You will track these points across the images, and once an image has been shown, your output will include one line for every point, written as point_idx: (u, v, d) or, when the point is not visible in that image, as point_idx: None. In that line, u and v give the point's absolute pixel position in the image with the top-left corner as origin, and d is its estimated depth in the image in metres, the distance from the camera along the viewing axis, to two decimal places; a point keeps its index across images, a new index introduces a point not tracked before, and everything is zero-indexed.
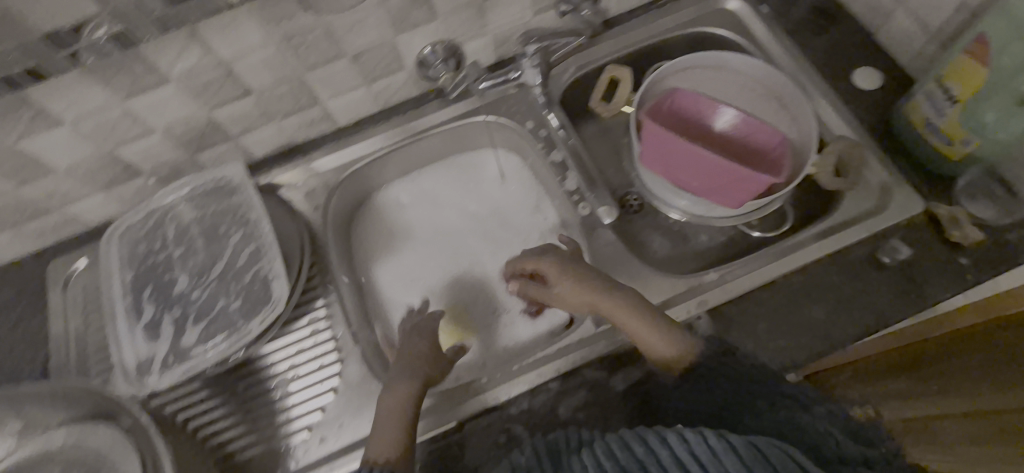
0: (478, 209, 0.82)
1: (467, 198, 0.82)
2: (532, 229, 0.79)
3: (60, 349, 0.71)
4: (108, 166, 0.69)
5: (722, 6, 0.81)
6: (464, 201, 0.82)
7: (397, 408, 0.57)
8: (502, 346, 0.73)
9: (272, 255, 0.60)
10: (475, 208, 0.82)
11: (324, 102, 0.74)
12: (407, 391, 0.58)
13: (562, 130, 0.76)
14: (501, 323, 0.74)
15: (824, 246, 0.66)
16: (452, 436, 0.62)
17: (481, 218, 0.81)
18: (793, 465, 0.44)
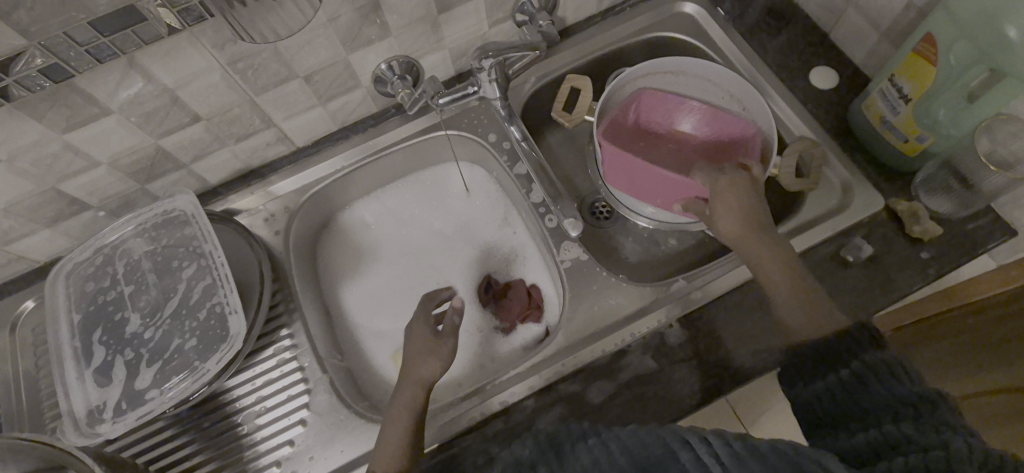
0: (445, 225, 0.80)
1: (433, 214, 0.81)
2: (502, 243, 0.78)
3: (9, 396, 0.67)
4: (51, 202, 0.65)
5: (678, 11, 0.81)
6: (430, 218, 0.81)
7: (399, 419, 0.56)
8: (476, 364, 0.71)
9: (228, 289, 0.58)
10: (441, 225, 0.80)
11: (279, 124, 0.72)
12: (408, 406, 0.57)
13: (524, 142, 0.74)
14: (474, 341, 0.73)
15: (791, 247, 0.67)
16: (440, 455, 0.60)
17: (448, 235, 0.80)
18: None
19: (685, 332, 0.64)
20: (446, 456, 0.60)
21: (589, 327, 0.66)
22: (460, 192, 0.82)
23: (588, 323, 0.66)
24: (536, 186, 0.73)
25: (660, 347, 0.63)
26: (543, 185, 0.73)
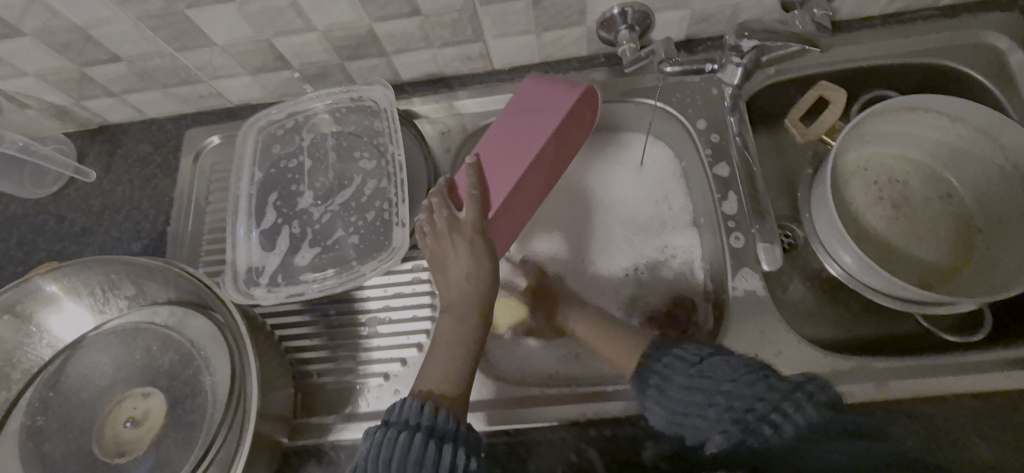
0: (602, 194, 0.72)
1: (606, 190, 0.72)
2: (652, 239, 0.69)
3: (179, 215, 0.72)
4: (262, 52, 0.66)
5: (985, 42, 0.64)
6: (592, 182, 0.72)
7: (452, 348, 0.50)
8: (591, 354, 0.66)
9: (400, 199, 0.55)
10: (602, 193, 0.72)
11: (487, 40, 0.67)
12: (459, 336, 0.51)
13: (739, 136, 0.64)
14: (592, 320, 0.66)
15: (1016, 379, 0.52)
16: (525, 436, 0.57)
17: (605, 206, 0.71)
18: None
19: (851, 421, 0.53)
20: (535, 440, 0.57)
21: None
22: (636, 172, 0.72)
23: None
24: (734, 194, 0.63)
25: None
26: (741, 195, 0.63)
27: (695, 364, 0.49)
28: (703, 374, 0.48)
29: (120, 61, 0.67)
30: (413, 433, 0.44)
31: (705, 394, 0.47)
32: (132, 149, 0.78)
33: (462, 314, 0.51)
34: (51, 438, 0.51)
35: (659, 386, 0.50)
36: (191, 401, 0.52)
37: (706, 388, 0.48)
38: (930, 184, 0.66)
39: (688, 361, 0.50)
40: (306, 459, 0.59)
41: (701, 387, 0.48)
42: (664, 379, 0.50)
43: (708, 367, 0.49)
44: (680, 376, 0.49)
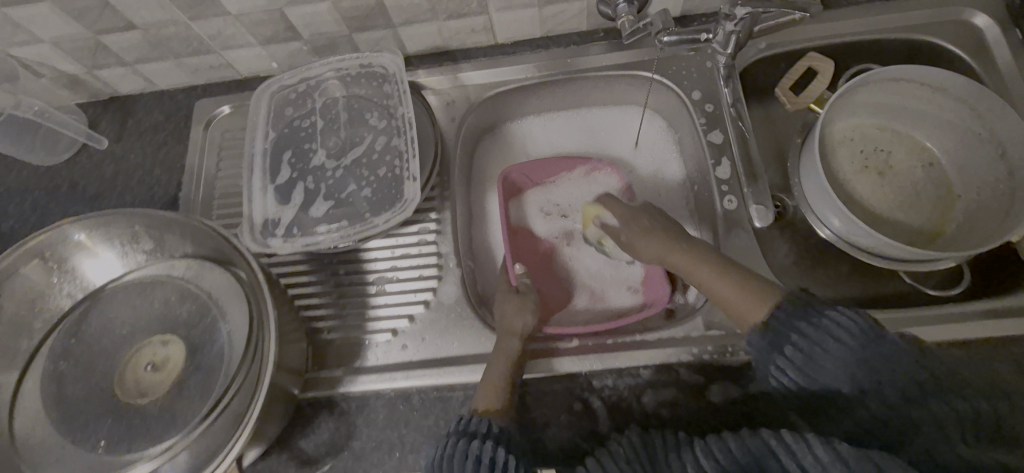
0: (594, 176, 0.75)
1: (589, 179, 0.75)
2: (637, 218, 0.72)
3: (192, 182, 0.74)
4: (275, 21, 0.69)
5: (962, 18, 0.68)
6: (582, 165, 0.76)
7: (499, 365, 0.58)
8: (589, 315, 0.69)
9: (411, 154, 0.58)
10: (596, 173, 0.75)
11: (492, 13, 0.70)
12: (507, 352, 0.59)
13: (733, 107, 0.68)
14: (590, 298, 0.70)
15: (997, 329, 0.56)
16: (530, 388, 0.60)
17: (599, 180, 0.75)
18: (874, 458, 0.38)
19: None
20: (540, 391, 0.59)
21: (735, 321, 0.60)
22: (624, 158, 0.76)
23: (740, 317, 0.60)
24: (727, 160, 0.66)
25: None
26: (735, 161, 0.66)
27: (861, 336, 0.45)
28: (867, 350, 0.45)
29: (135, 30, 0.69)
30: (470, 438, 0.51)
31: (860, 369, 0.45)
32: (143, 119, 0.80)
33: (503, 339, 0.60)
34: (74, 382, 0.53)
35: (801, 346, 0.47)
36: (210, 347, 0.55)
37: (863, 362, 0.45)
38: (914, 154, 0.69)
39: (852, 331, 0.46)
40: (318, 409, 0.62)
41: (857, 360, 0.45)
42: (817, 340, 0.47)
43: (876, 343, 0.45)
44: (831, 342, 0.46)
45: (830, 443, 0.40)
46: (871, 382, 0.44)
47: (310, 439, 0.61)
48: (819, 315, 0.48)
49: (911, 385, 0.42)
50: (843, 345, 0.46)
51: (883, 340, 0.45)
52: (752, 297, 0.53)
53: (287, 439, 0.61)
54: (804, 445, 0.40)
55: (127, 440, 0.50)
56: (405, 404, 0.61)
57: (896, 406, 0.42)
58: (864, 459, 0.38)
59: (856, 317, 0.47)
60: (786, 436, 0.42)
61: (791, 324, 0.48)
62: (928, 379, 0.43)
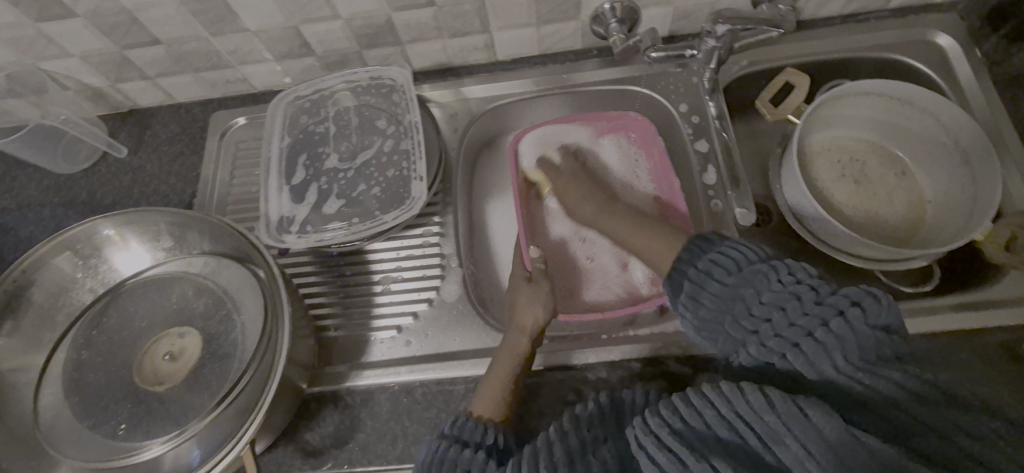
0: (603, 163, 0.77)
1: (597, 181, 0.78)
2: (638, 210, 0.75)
3: (207, 189, 0.78)
4: (291, 38, 0.74)
5: (928, 39, 0.74)
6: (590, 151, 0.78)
7: (504, 364, 0.59)
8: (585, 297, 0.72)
9: (418, 157, 0.64)
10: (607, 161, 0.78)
11: (493, 32, 0.75)
12: (514, 346, 0.60)
13: (718, 120, 0.73)
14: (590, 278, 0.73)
15: (967, 320, 0.60)
16: (527, 379, 0.62)
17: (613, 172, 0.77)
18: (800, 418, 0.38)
19: None
20: (538, 381, 0.62)
21: None
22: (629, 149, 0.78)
23: None
24: (712, 167, 0.71)
25: None
26: (720, 168, 0.71)
27: (736, 274, 0.49)
28: (743, 285, 0.48)
29: (160, 45, 0.73)
30: (463, 447, 0.51)
31: (739, 305, 0.48)
32: (160, 131, 0.84)
33: (512, 338, 0.61)
34: (94, 370, 0.56)
35: (692, 294, 0.51)
36: (225, 337, 0.58)
37: (740, 299, 0.48)
38: (887, 164, 0.73)
39: (728, 270, 0.50)
40: (324, 403, 0.64)
41: (734, 297, 0.48)
42: (700, 283, 0.51)
43: (750, 279, 0.48)
44: (711, 285, 0.50)
45: (763, 390, 0.41)
46: (749, 318, 0.46)
47: (315, 432, 0.63)
48: (704, 258, 0.52)
49: (783, 315, 0.44)
50: (723, 288, 0.49)
51: (756, 274, 0.48)
52: (666, 244, 0.61)
53: (293, 432, 0.63)
54: (739, 392, 0.41)
55: (146, 424, 0.53)
56: (407, 397, 0.63)
57: (773, 345, 0.44)
58: (791, 404, 0.39)
59: (740, 254, 0.50)
60: (722, 386, 0.43)
61: (684, 271, 0.53)
62: (800, 305, 0.44)
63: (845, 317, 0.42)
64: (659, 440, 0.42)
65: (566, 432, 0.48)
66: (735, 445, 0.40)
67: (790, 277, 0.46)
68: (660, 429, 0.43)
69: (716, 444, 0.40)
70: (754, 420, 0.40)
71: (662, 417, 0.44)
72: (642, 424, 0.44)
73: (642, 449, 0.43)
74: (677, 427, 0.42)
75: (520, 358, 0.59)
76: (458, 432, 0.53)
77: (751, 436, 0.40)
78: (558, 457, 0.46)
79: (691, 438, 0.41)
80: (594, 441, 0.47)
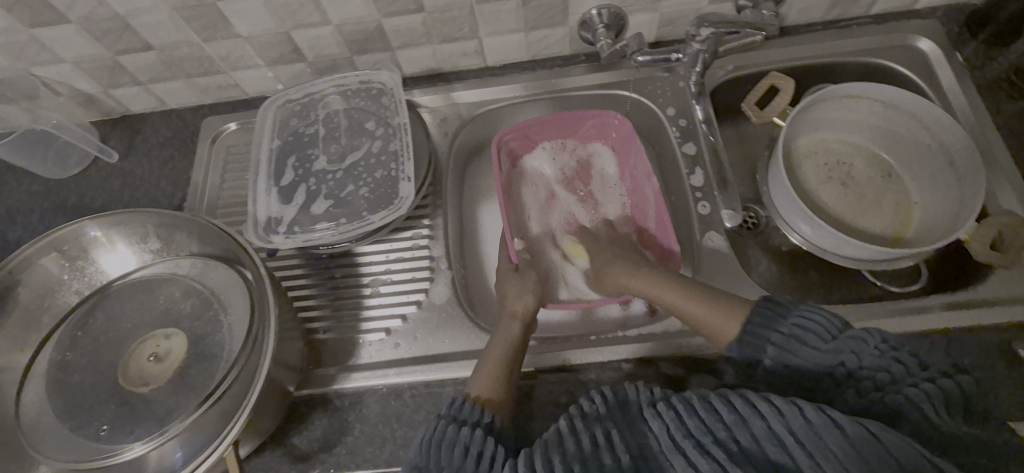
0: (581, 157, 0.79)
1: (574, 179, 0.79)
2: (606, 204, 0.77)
3: (196, 192, 0.78)
4: (282, 43, 0.74)
5: (910, 44, 0.75)
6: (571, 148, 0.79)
7: (498, 351, 0.58)
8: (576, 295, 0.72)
9: (406, 158, 0.65)
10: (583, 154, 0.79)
11: (482, 38, 0.76)
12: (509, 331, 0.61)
13: (705, 124, 0.74)
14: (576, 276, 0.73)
15: (955, 318, 0.59)
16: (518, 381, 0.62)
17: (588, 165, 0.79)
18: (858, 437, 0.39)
19: None
20: (530, 383, 0.62)
21: None
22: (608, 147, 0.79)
23: None
24: (700, 169, 0.72)
25: None
26: (707, 171, 0.71)
27: (829, 337, 0.48)
28: (840, 352, 0.47)
29: (151, 50, 0.74)
30: (460, 426, 0.51)
31: (834, 372, 0.47)
32: (151, 135, 0.85)
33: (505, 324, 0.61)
34: (78, 371, 0.56)
35: (779, 350, 0.50)
36: (212, 338, 0.57)
37: (840, 364, 0.47)
38: (873, 167, 0.74)
39: (821, 332, 0.48)
40: (312, 406, 0.63)
41: (832, 363, 0.47)
42: (790, 345, 0.49)
43: (846, 344, 0.47)
44: (804, 350, 0.48)
45: (822, 409, 0.42)
46: (849, 383, 0.46)
47: (304, 435, 0.62)
48: (784, 321, 0.50)
49: (886, 376, 0.44)
50: (815, 351, 0.48)
51: (852, 340, 0.47)
52: (727, 309, 0.55)
53: (281, 436, 0.62)
54: (795, 409, 0.43)
55: (130, 425, 0.52)
56: (396, 400, 0.63)
57: (874, 397, 0.44)
58: (859, 427, 0.40)
59: (827, 320, 0.48)
60: (777, 401, 0.43)
61: (763, 334, 0.51)
62: (904, 369, 0.44)
63: (937, 384, 0.43)
64: (700, 446, 0.44)
65: (577, 429, 0.49)
66: (780, 457, 0.41)
67: (885, 344, 0.46)
68: (703, 436, 0.44)
69: (761, 458, 0.42)
70: (804, 434, 0.41)
71: (703, 420, 0.45)
72: (679, 425, 0.46)
73: (677, 451, 0.45)
74: (721, 436, 0.44)
75: (515, 343, 0.59)
76: (458, 413, 0.52)
77: (799, 452, 0.41)
78: (570, 453, 0.47)
79: (734, 447, 0.43)
80: (607, 435, 0.48)
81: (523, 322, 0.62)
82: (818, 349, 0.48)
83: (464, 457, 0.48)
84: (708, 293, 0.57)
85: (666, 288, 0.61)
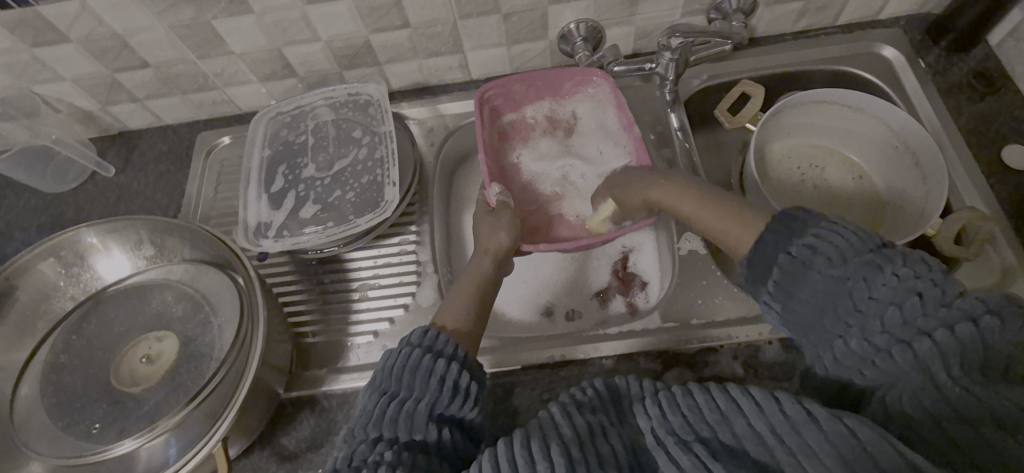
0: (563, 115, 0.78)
1: (568, 133, 0.78)
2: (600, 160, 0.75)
3: (191, 204, 0.81)
4: (274, 59, 0.77)
5: (875, 52, 0.78)
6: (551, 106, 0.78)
7: (467, 293, 0.59)
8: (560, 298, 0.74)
9: (391, 164, 0.68)
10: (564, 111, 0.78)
11: (466, 52, 0.79)
12: (481, 273, 0.61)
13: (680, 131, 0.76)
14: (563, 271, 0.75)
15: None
16: (503, 379, 0.64)
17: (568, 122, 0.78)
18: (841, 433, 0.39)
19: (784, 352, 0.62)
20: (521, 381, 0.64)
21: (685, 315, 0.66)
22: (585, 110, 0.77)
23: (688, 312, 0.67)
24: (677, 173, 0.75)
25: (751, 359, 0.62)
26: (684, 174, 0.74)
27: (840, 263, 0.42)
28: (851, 278, 0.41)
29: (148, 68, 0.77)
30: (436, 356, 0.48)
31: (843, 301, 0.41)
32: (147, 150, 0.87)
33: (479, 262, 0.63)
34: (72, 373, 0.57)
35: (781, 280, 0.44)
36: (202, 340, 0.59)
37: (846, 294, 0.41)
38: (844, 169, 0.77)
39: (834, 257, 0.42)
40: (300, 407, 0.65)
41: (839, 291, 0.42)
42: (794, 273, 0.44)
43: (858, 271, 0.41)
44: (810, 274, 0.43)
45: (801, 403, 0.41)
46: (856, 315, 0.41)
47: (292, 436, 0.63)
48: (795, 241, 0.44)
49: (896, 312, 0.39)
50: (822, 277, 0.42)
51: (867, 266, 0.41)
52: (735, 220, 0.52)
53: (269, 436, 0.63)
54: (775, 402, 0.42)
55: (120, 422, 0.54)
56: None
57: (882, 343, 0.40)
58: (837, 422, 0.39)
59: (846, 241, 0.42)
60: (756, 394, 0.43)
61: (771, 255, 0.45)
62: (913, 310, 0.39)
63: (953, 331, 0.38)
64: (683, 444, 0.43)
65: (570, 413, 0.47)
66: (763, 457, 0.40)
67: (908, 270, 0.40)
68: (687, 435, 0.43)
69: (744, 455, 0.41)
70: (784, 428, 0.41)
71: (685, 418, 0.44)
72: (663, 422, 0.45)
73: (661, 448, 0.44)
74: (704, 435, 0.43)
75: (485, 286, 0.60)
76: (425, 341, 0.49)
77: (780, 449, 0.40)
78: (565, 437, 0.44)
79: (716, 445, 0.42)
80: (600, 425, 0.46)
81: (494, 259, 0.63)
82: (824, 272, 0.42)
83: (440, 388, 0.46)
84: (725, 205, 0.55)
85: (694, 205, 0.58)
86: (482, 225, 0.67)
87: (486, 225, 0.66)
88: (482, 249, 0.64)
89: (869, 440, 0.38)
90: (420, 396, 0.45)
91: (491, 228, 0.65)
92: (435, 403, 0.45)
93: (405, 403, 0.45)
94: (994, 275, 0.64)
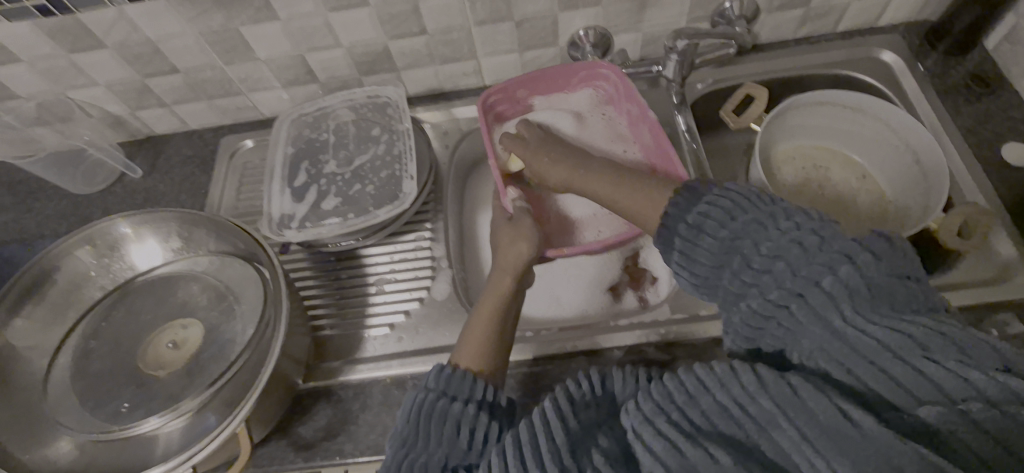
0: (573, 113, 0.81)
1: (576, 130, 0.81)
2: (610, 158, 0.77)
3: (214, 205, 0.84)
4: (298, 65, 0.81)
5: (875, 56, 0.81)
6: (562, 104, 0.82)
7: (489, 314, 0.60)
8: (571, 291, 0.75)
9: (409, 160, 0.71)
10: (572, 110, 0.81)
11: (480, 58, 0.82)
12: (502, 289, 0.63)
13: (687, 133, 0.79)
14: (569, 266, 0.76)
15: None
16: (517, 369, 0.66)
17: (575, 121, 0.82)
18: (801, 398, 0.37)
19: None
20: (535, 370, 0.66)
21: (694, 306, 0.68)
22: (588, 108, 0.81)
23: (696, 304, 0.68)
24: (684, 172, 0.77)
25: None
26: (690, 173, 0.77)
27: (728, 221, 0.47)
28: (738, 235, 0.46)
29: (178, 73, 0.81)
30: (451, 400, 0.50)
31: (735, 258, 0.46)
32: (173, 154, 0.91)
33: (499, 278, 0.64)
34: (102, 358, 0.60)
35: (683, 247, 0.50)
36: (225, 326, 0.61)
37: (737, 251, 0.46)
38: (848, 169, 0.80)
39: (723, 216, 0.48)
40: (317, 398, 0.66)
41: (730, 248, 0.47)
42: (691, 237, 0.49)
43: (745, 227, 0.46)
44: (703, 240, 0.48)
45: (755, 370, 0.40)
46: (750, 273, 0.45)
47: (309, 425, 0.65)
48: (696, 206, 0.50)
49: (786, 265, 0.43)
50: (715, 238, 0.48)
51: (752, 224, 0.46)
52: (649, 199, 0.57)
53: (288, 426, 0.65)
54: (733, 374, 0.41)
55: (145, 403, 0.56)
56: (399, 390, 0.66)
57: (778, 299, 0.43)
58: (781, 381, 0.39)
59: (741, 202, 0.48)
60: (716, 369, 0.42)
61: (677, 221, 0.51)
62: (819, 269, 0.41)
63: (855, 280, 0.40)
64: (653, 427, 0.42)
65: (569, 409, 0.47)
66: (731, 430, 0.39)
67: (789, 223, 0.45)
68: (655, 416, 0.42)
69: (712, 430, 0.39)
70: (748, 402, 0.39)
71: (654, 403, 0.43)
72: (638, 412, 0.44)
73: (637, 437, 0.43)
74: (673, 416, 0.41)
75: (507, 299, 0.62)
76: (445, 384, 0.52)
77: (744, 419, 0.39)
78: (561, 438, 0.44)
79: (687, 425, 0.40)
80: (598, 421, 0.46)
81: (512, 274, 0.64)
82: (724, 227, 0.47)
83: (455, 433, 0.48)
84: (637, 184, 0.60)
85: (602, 183, 0.63)
86: (502, 244, 0.68)
87: (505, 242, 0.68)
88: (502, 267, 0.65)
89: (824, 415, 0.36)
90: (432, 444, 0.47)
91: (510, 249, 0.66)
92: (450, 454, 0.47)
93: (419, 456, 0.47)
94: (996, 267, 0.65)
